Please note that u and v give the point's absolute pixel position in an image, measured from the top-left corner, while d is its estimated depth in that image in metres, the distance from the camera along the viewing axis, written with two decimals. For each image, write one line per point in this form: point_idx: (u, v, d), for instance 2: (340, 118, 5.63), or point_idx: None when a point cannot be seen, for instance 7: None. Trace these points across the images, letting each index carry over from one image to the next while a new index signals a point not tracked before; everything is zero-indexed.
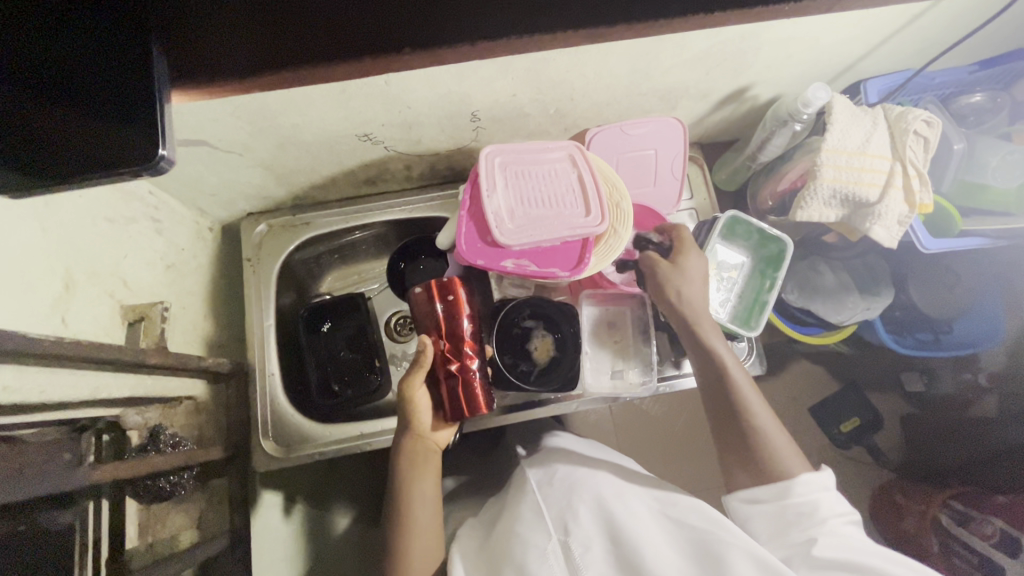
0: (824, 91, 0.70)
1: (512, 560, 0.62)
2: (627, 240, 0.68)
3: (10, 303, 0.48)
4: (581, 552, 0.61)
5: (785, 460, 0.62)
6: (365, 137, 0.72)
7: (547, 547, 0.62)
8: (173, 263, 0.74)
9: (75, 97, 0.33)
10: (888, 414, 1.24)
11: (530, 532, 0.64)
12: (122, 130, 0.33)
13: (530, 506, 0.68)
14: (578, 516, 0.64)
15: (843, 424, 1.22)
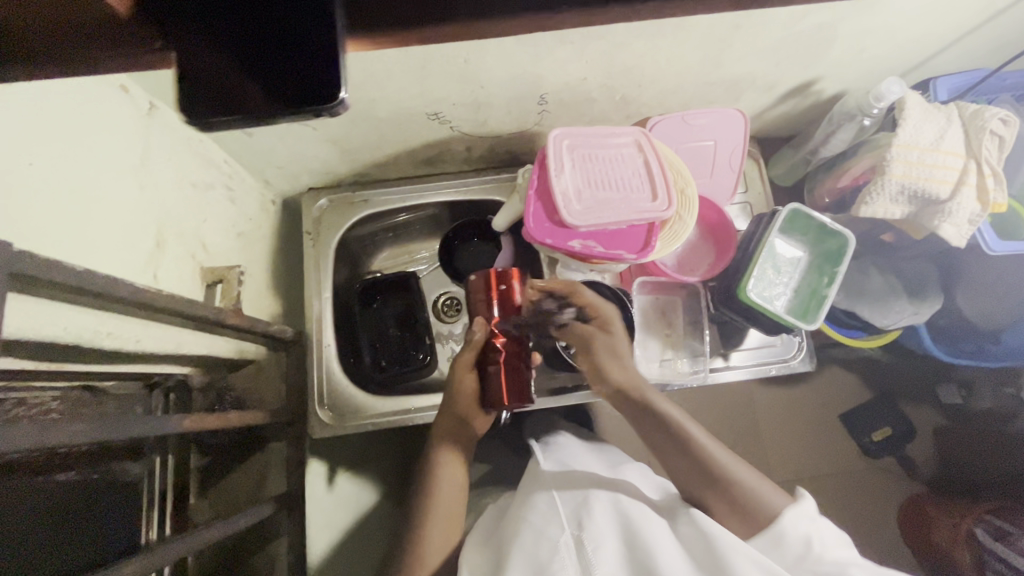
0: (899, 86, 0.70)
1: (522, 549, 0.59)
2: (692, 225, 0.69)
3: (112, 255, 0.51)
4: (593, 548, 0.58)
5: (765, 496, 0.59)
6: (434, 115, 0.74)
7: (560, 539, 0.59)
8: (243, 231, 0.77)
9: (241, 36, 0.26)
10: (922, 425, 1.23)
11: (544, 521, 0.62)
12: (294, 68, 0.26)
13: (544, 497, 0.66)
14: (592, 512, 0.62)
15: (875, 433, 1.21)
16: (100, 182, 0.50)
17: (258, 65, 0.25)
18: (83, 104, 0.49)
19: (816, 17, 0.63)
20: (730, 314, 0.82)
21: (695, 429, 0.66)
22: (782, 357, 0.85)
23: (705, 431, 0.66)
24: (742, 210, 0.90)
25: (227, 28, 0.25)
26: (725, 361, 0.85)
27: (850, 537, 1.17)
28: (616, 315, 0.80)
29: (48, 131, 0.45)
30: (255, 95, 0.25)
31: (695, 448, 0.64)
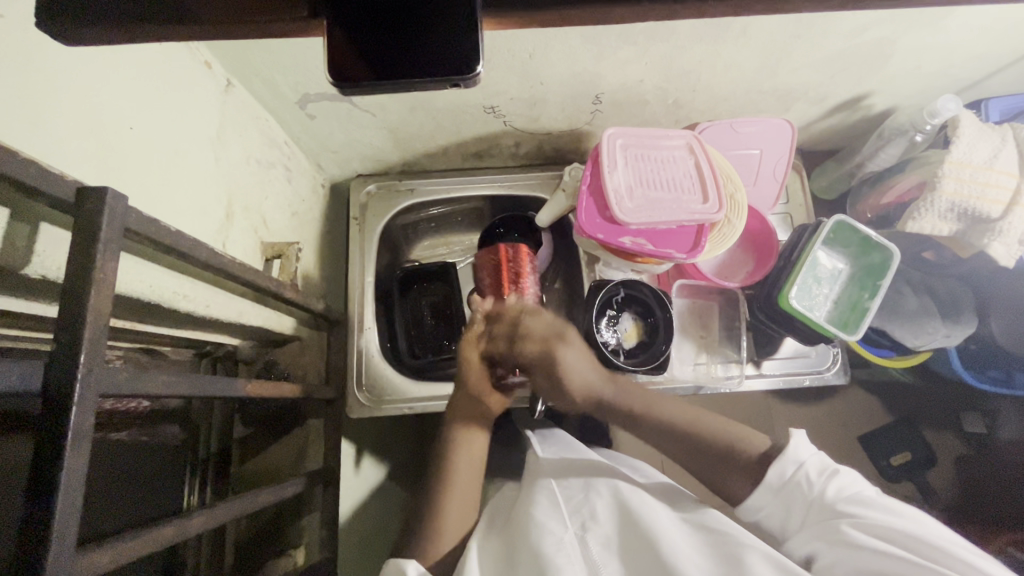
0: (954, 103, 0.71)
1: (529, 547, 0.57)
2: (741, 229, 0.70)
3: (192, 219, 0.53)
4: (598, 547, 0.57)
5: (747, 442, 0.64)
6: (490, 109, 0.76)
7: (565, 536, 0.58)
8: (297, 211, 0.79)
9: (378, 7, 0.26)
10: (944, 453, 1.21)
11: (548, 517, 0.60)
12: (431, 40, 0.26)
13: (547, 494, 0.64)
14: (596, 514, 0.61)
15: (893, 458, 1.19)
16: (185, 151, 0.52)
17: (397, 35, 0.26)
18: (177, 76, 0.52)
19: (877, 30, 0.64)
20: (768, 322, 0.83)
21: (669, 405, 0.69)
22: (816, 368, 0.85)
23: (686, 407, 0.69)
24: (783, 220, 0.91)
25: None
26: (756, 369, 0.85)
27: None
28: (656, 315, 0.80)
29: (147, 98, 0.47)
30: (391, 65, 0.26)
31: (671, 419, 0.68)
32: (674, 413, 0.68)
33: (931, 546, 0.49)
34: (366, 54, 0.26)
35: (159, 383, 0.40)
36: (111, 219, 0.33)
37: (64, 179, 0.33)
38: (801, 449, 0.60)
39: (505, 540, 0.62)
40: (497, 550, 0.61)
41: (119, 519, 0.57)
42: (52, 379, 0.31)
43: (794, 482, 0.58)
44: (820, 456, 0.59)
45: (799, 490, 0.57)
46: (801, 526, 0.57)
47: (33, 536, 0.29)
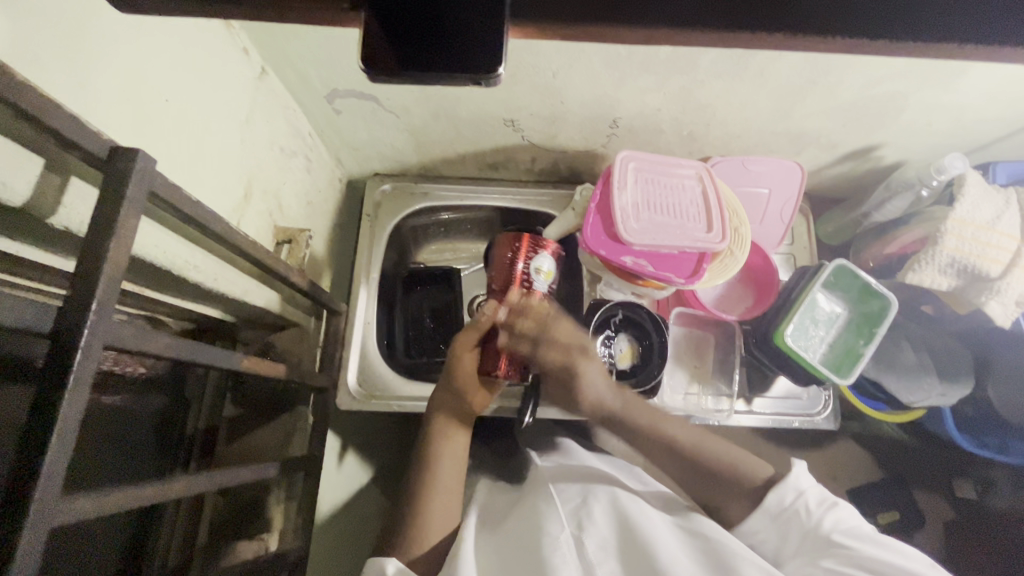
0: (961, 162, 0.72)
1: (524, 553, 0.58)
2: (742, 261, 0.72)
3: (211, 192, 0.55)
4: (594, 550, 0.58)
5: (750, 465, 0.65)
6: (510, 122, 0.78)
7: (560, 536, 0.58)
8: (312, 201, 0.81)
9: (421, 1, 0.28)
10: (933, 516, 1.19)
11: (545, 519, 0.61)
12: (460, 36, 0.28)
13: (544, 497, 0.65)
14: (591, 514, 0.62)
15: (881, 516, 1.17)
16: (213, 127, 0.54)
17: (432, 33, 0.28)
18: (217, 55, 0.55)
19: (891, 84, 0.66)
20: (762, 358, 0.83)
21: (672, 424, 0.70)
22: (807, 411, 0.85)
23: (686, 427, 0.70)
24: (786, 260, 0.92)
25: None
26: (746, 406, 0.85)
27: None
28: (652, 339, 0.81)
29: (185, 73, 0.49)
30: (420, 57, 0.28)
31: (677, 440, 0.69)
32: (680, 431, 0.69)
33: None
34: (394, 47, 0.28)
35: (158, 344, 0.41)
36: (138, 180, 0.35)
37: (100, 137, 0.34)
38: (801, 478, 0.62)
39: (500, 539, 0.63)
40: (495, 548, 0.61)
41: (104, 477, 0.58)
42: (63, 324, 0.32)
43: (792, 509, 0.60)
44: (817, 487, 0.62)
45: (796, 517, 0.59)
46: (792, 556, 0.59)
47: (23, 474, 0.29)
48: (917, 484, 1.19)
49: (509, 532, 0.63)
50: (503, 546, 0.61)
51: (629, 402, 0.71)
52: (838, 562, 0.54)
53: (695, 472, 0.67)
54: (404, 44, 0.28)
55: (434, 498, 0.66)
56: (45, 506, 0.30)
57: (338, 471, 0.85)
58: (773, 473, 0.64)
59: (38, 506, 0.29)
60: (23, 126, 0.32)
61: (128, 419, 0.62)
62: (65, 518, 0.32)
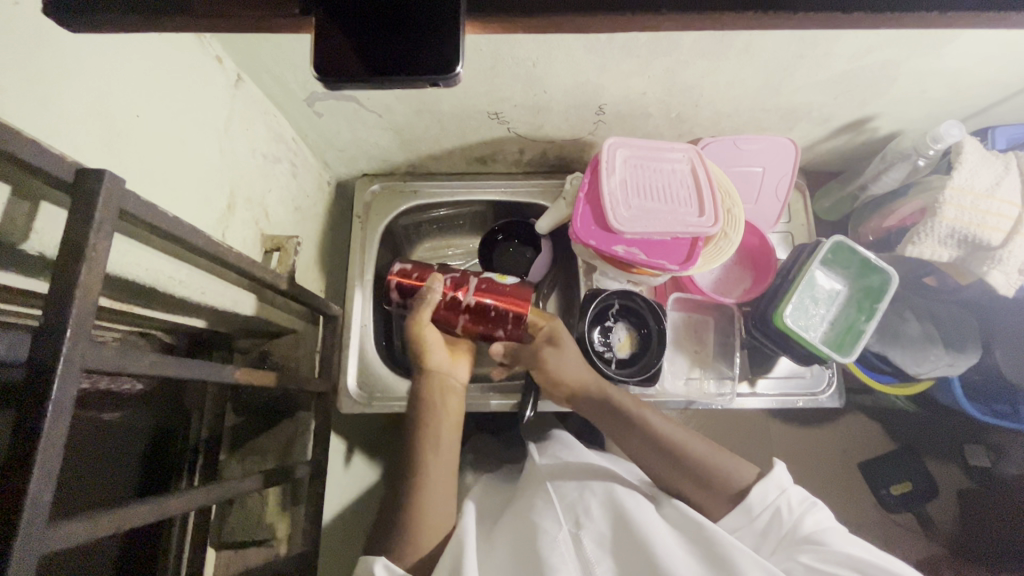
0: (958, 129, 0.70)
1: (525, 554, 0.59)
2: (737, 244, 0.70)
3: (193, 205, 0.55)
4: (593, 547, 0.59)
5: (735, 470, 0.65)
6: (495, 115, 0.77)
7: (559, 536, 0.59)
8: (300, 206, 0.80)
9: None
10: (945, 485, 1.18)
11: (542, 518, 0.62)
12: (410, 34, 0.27)
13: (542, 495, 0.67)
14: (590, 511, 0.63)
15: (893, 487, 1.17)
16: (189, 138, 0.53)
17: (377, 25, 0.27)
18: (189, 66, 0.54)
19: (880, 54, 0.64)
20: (764, 340, 0.82)
21: (651, 414, 0.70)
22: (811, 390, 0.84)
23: (663, 418, 0.70)
24: (784, 239, 0.91)
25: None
26: (750, 388, 0.85)
27: None
28: (650, 326, 0.80)
29: (154, 84, 0.49)
30: (374, 59, 0.27)
31: (660, 434, 0.69)
32: (659, 423, 0.69)
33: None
34: (354, 51, 0.27)
35: (143, 363, 0.41)
36: (106, 201, 0.34)
37: (65, 161, 0.34)
38: (782, 477, 0.63)
39: (502, 540, 0.64)
40: (497, 546, 0.64)
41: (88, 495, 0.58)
42: (39, 350, 0.32)
43: (773, 508, 0.61)
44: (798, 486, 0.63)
45: (778, 517, 0.61)
46: (769, 555, 0.60)
47: (5, 504, 0.29)
48: (926, 452, 1.19)
49: (509, 533, 0.65)
50: (505, 550, 0.62)
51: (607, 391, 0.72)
52: (816, 560, 0.55)
53: (673, 463, 0.67)
54: (350, 45, 0.27)
55: (431, 495, 0.66)
56: (31, 534, 0.30)
57: (344, 474, 0.85)
58: (757, 476, 0.64)
59: (23, 538, 0.30)
60: None
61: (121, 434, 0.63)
62: (56, 544, 0.33)
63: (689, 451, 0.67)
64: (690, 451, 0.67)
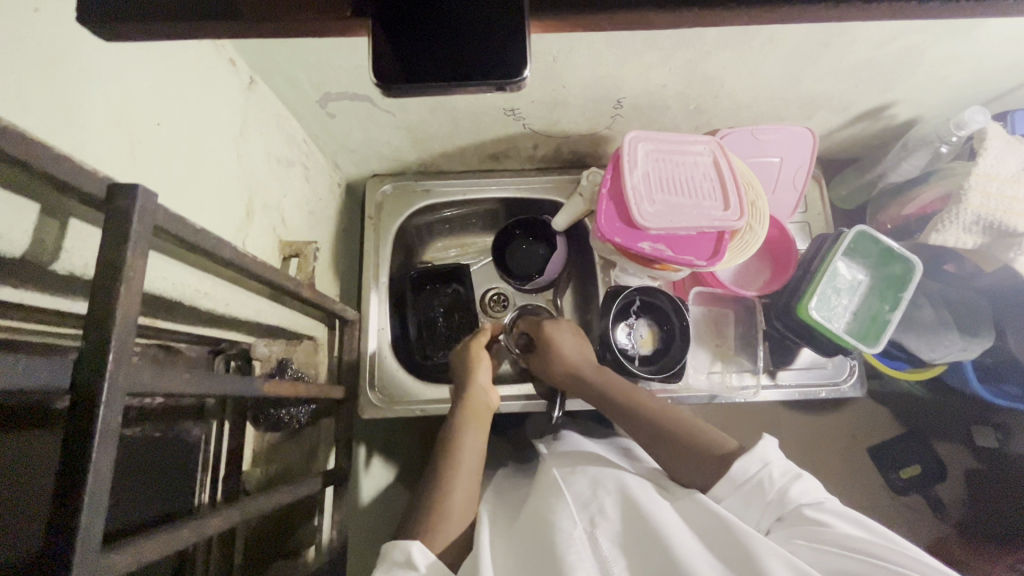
0: (983, 115, 0.69)
1: (538, 555, 0.53)
2: (763, 237, 0.69)
3: (214, 215, 0.53)
4: (609, 544, 0.53)
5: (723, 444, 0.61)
6: (511, 112, 0.75)
7: (574, 533, 0.53)
8: (314, 209, 0.79)
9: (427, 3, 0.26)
10: (954, 466, 1.18)
11: (555, 515, 0.56)
12: (472, 38, 0.26)
13: (552, 492, 0.61)
14: (605, 508, 0.57)
15: (903, 470, 1.17)
16: (207, 144, 0.52)
17: (435, 23, 0.26)
18: (204, 69, 0.52)
19: (905, 40, 0.63)
20: (786, 332, 0.82)
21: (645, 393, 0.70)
22: (833, 380, 0.84)
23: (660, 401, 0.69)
24: (801, 229, 0.90)
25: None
26: (771, 380, 0.85)
27: None
28: (673, 323, 0.80)
29: (172, 90, 0.47)
30: (436, 66, 0.26)
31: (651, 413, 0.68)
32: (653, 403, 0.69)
33: (915, 560, 0.46)
34: (409, 58, 0.26)
35: (176, 382, 0.39)
36: (141, 215, 0.33)
37: (96, 175, 0.32)
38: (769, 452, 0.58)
39: (511, 542, 0.58)
40: (507, 547, 0.57)
41: (152, 512, 0.56)
42: (80, 376, 0.30)
43: (756, 480, 0.56)
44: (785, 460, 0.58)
45: (759, 489, 0.56)
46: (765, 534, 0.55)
47: (57, 539, 0.28)
48: (935, 434, 1.19)
49: (520, 533, 0.58)
50: (514, 550, 0.56)
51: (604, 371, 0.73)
52: (811, 539, 0.50)
53: (660, 437, 0.65)
54: (408, 55, 0.26)
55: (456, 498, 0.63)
56: (84, 568, 0.29)
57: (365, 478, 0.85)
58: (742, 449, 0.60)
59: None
60: (17, 172, 0.30)
61: (164, 451, 0.60)
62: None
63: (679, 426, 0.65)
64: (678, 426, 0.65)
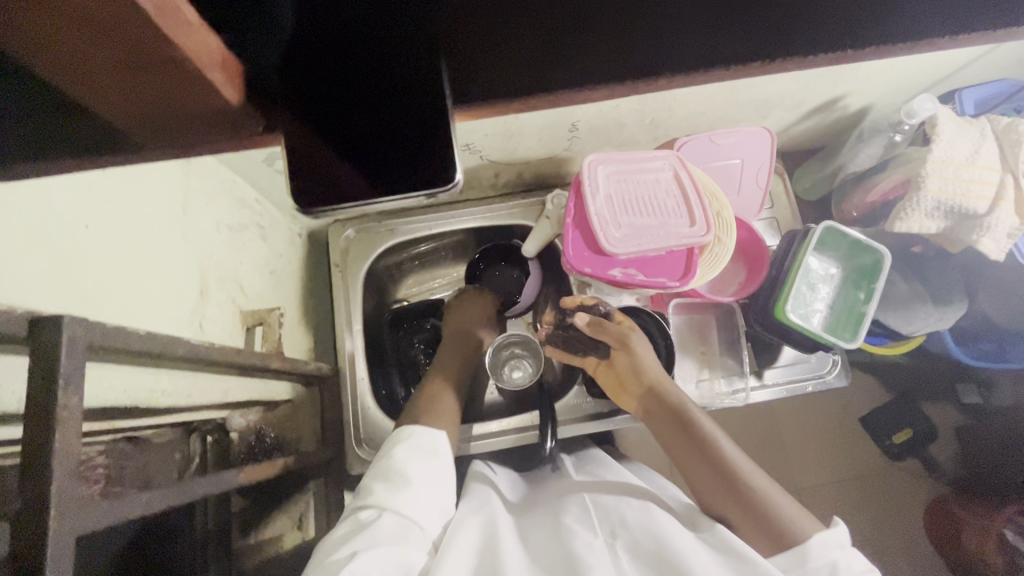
0: (931, 102, 0.70)
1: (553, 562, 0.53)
2: (732, 247, 0.69)
3: (164, 306, 0.51)
4: (626, 559, 0.52)
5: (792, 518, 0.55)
6: (466, 147, 0.73)
7: (594, 541, 0.53)
8: (276, 267, 0.76)
9: (349, 134, 0.32)
10: (942, 424, 1.20)
11: (576, 523, 0.56)
12: (398, 149, 0.32)
13: (577, 504, 0.60)
14: (626, 520, 0.56)
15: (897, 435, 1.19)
16: (147, 233, 0.49)
17: (355, 143, 0.32)
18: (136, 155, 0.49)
19: None
20: (766, 333, 0.82)
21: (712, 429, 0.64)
22: (818, 372, 0.84)
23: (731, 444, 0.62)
24: (770, 225, 0.90)
25: (338, 129, 0.32)
26: (758, 380, 0.85)
27: (874, 542, 1.16)
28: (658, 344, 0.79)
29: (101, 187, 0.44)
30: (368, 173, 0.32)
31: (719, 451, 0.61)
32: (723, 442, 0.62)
33: None
34: (355, 177, 0.32)
35: (137, 504, 0.38)
36: (70, 350, 0.31)
37: (14, 316, 0.30)
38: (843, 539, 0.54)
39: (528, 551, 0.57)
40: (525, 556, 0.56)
41: None
42: (21, 538, 0.28)
43: (829, 562, 0.51)
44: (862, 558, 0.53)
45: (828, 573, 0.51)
46: None
47: None
48: (923, 395, 1.20)
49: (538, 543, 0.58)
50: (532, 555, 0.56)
51: (674, 397, 0.67)
52: None
53: (720, 481, 0.58)
54: (340, 174, 0.32)
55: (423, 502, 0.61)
56: None
57: None
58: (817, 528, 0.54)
59: None
60: None
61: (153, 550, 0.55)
62: None
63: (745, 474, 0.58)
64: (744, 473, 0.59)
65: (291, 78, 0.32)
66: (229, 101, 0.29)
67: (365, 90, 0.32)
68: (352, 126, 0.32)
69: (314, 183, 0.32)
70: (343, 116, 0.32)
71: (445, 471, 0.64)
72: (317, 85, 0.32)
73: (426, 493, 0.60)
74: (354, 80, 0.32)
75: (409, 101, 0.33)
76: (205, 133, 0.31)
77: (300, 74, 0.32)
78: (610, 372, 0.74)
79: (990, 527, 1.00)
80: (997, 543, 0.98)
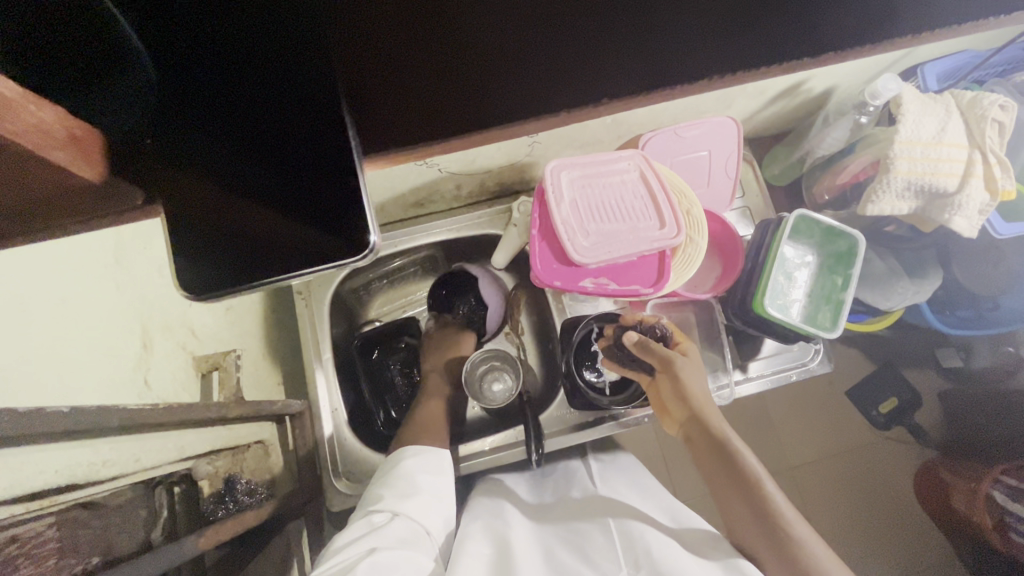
0: (894, 82, 0.67)
1: None
2: (705, 247, 0.67)
3: (98, 369, 0.47)
4: None
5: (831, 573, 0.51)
6: (422, 162, 0.69)
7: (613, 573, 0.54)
8: (232, 304, 0.72)
9: (277, 203, 0.43)
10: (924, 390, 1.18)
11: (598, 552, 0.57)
12: (318, 215, 0.43)
13: (600, 528, 0.61)
14: (648, 550, 0.57)
15: (881, 406, 1.18)
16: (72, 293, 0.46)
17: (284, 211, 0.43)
18: None
19: None
20: (746, 326, 0.80)
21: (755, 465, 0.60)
22: (800, 361, 0.83)
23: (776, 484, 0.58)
24: (743, 214, 0.88)
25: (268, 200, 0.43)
26: (742, 373, 0.84)
27: (866, 514, 1.16)
28: None
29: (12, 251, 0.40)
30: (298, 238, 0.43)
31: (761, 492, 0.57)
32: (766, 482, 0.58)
33: None
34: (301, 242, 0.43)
35: None
36: None
37: None
38: None
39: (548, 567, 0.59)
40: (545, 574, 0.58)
41: None
42: None
43: None
44: None
45: None
46: None
47: None
48: (905, 363, 1.18)
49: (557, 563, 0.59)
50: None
51: (716, 429, 0.62)
52: None
53: (758, 524, 0.56)
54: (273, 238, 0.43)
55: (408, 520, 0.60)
56: None
57: None
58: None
59: None
60: None
61: None
62: None
63: (783, 518, 0.55)
64: (784, 518, 0.55)
65: (222, 161, 0.43)
66: (89, 179, 0.34)
67: (283, 169, 0.43)
68: (279, 197, 0.43)
69: (260, 249, 0.43)
70: (223, 190, 0.42)
71: (446, 487, 0.66)
72: (198, 171, 0.42)
73: (435, 503, 0.62)
74: (272, 163, 0.43)
75: (284, 174, 0.43)
76: (84, 205, 0.37)
77: (229, 157, 0.43)
78: (654, 391, 0.69)
79: (978, 490, 0.99)
80: (986, 505, 0.97)
